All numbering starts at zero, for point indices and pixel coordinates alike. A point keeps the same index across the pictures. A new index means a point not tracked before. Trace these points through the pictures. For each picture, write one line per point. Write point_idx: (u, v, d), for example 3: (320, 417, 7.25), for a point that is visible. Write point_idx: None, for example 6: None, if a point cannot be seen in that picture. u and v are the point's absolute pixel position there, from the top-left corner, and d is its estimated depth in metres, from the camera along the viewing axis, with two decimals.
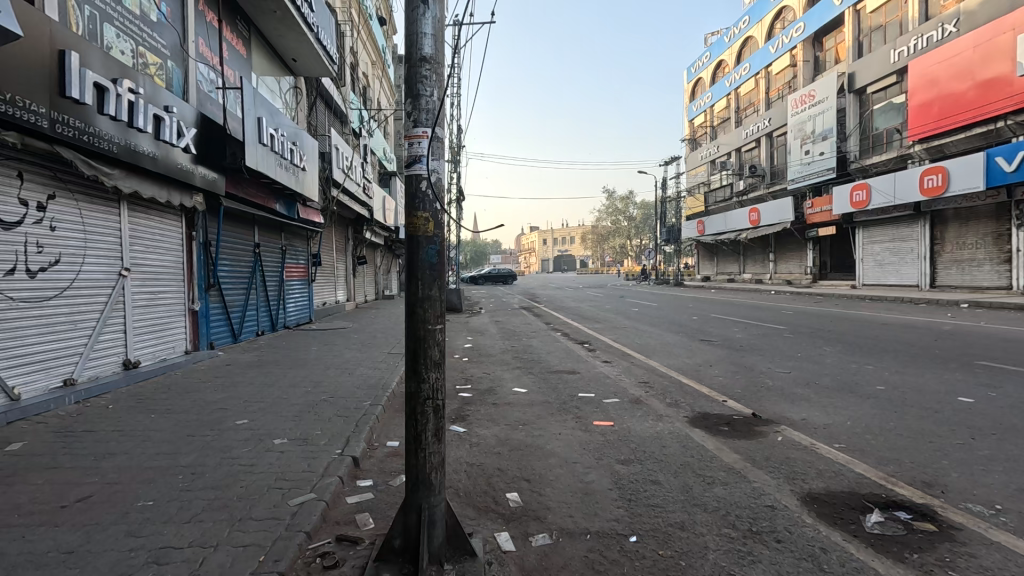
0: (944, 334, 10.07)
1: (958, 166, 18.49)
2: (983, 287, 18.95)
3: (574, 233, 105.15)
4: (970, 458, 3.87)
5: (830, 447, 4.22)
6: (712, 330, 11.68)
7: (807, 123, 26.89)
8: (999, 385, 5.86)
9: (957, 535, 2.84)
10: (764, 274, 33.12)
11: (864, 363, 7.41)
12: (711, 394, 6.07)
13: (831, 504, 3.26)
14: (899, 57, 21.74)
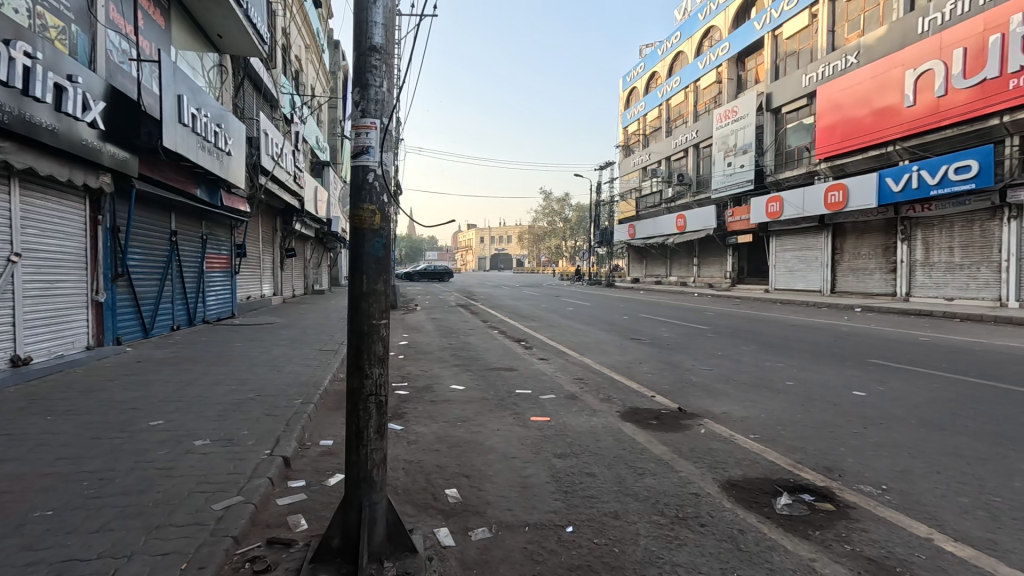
0: (843, 335, 11.16)
1: (856, 184, 20.55)
2: (874, 293, 21.20)
3: (511, 232, 105.99)
4: (862, 445, 4.35)
5: (746, 438, 4.57)
6: (642, 329, 12.24)
7: (730, 137, 28.77)
8: (886, 380, 6.61)
9: (851, 513, 3.19)
10: (688, 277, 35.08)
11: (776, 361, 8.07)
12: (641, 390, 6.38)
13: (748, 490, 3.54)
14: (810, 82, 23.78)
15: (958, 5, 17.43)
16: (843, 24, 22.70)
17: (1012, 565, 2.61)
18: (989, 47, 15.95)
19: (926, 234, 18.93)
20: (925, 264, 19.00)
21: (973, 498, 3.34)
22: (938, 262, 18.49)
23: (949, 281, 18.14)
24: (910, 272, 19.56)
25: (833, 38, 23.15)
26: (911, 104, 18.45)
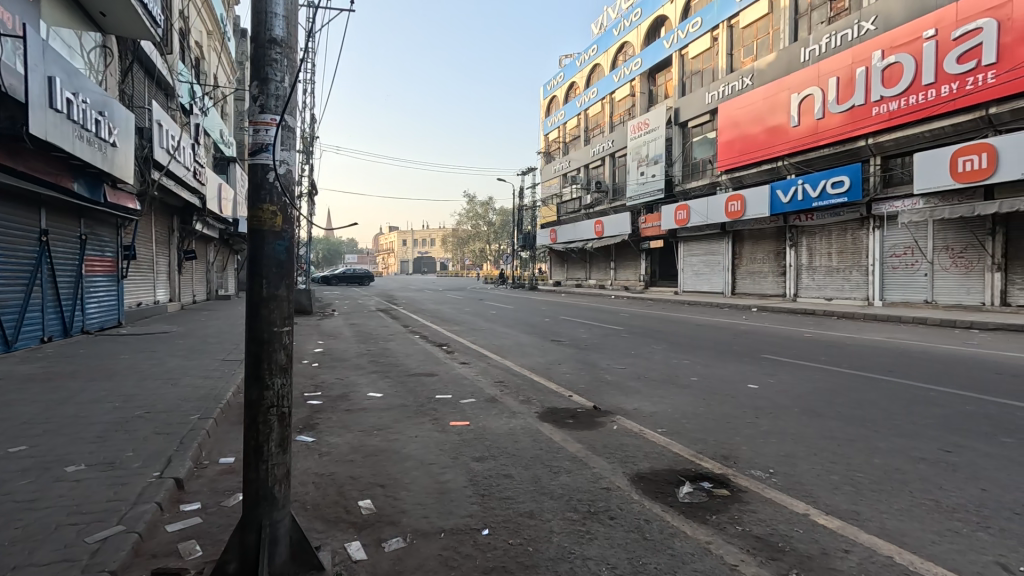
0: (741, 333, 12.20)
1: (752, 195, 22.54)
2: (767, 294, 23.33)
3: (434, 236, 104.78)
4: (754, 433, 4.77)
5: (655, 432, 4.84)
6: (562, 330, 12.57)
7: (643, 148, 30.42)
8: (776, 373, 7.31)
9: (743, 496, 3.48)
10: (606, 280, 36.59)
11: (683, 358, 8.65)
12: (559, 390, 6.56)
13: (654, 481, 3.76)
14: (712, 100, 25.75)
15: (833, 39, 19.69)
16: (739, 48, 24.83)
17: (871, 532, 2.98)
18: (857, 77, 18.20)
19: (809, 241, 21.16)
20: (809, 268, 21.22)
21: (843, 475, 3.78)
22: (820, 266, 20.74)
23: (829, 283, 20.38)
24: (797, 275, 21.77)
25: (731, 60, 25.26)
26: (796, 125, 20.58)
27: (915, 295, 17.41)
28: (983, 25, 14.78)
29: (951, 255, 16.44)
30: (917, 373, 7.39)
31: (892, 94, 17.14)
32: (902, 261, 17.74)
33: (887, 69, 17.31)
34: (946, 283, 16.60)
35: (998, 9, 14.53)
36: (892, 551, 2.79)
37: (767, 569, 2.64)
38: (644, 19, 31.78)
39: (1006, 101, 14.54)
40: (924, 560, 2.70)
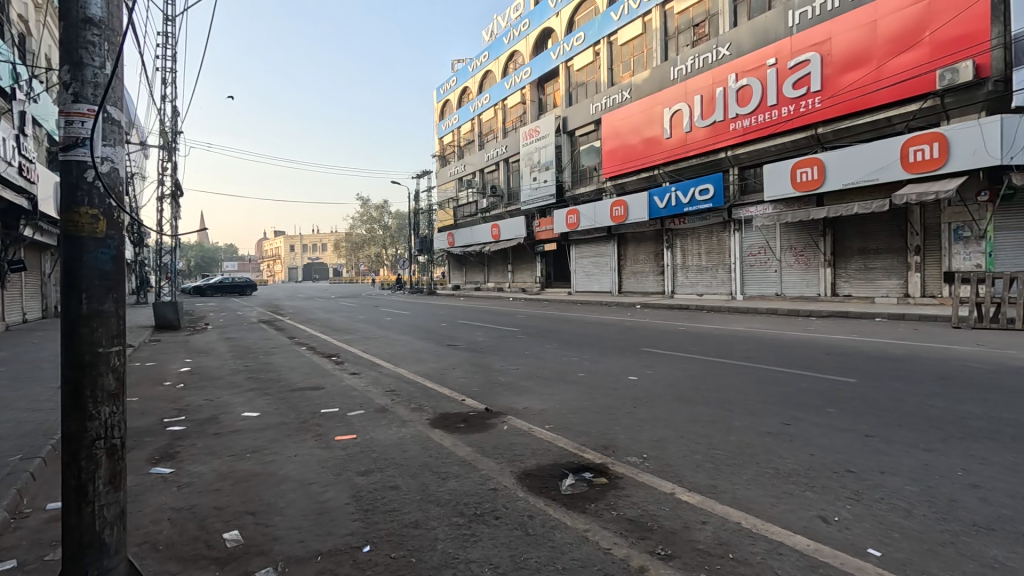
0: (626, 329, 13.08)
1: (633, 200, 24.28)
2: (649, 292, 25.28)
3: (325, 241, 99.30)
4: (632, 422, 5.11)
5: (542, 429, 5.01)
6: (458, 335, 12.53)
7: (534, 154, 31.45)
8: (653, 364, 7.95)
9: (619, 482, 3.72)
10: (504, 282, 37.25)
11: (572, 355, 9.08)
12: (452, 395, 6.54)
13: (539, 476, 3.88)
14: (596, 111, 27.37)
15: (696, 60, 21.88)
16: (618, 64, 26.67)
17: (725, 503, 3.33)
18: (717, 96, 20.44)
19: (683, 242, 23.26)
20: (683, 267, 23.34)
21: (704, 454, 4.19)
22: (692, 265, 22.92)
23: (700, 280, 22.58)
24: (673, 273, 23.83)
25: (612, 75, 27.06)
26: (669, 137, 22.60)
27: (768, 289, 19.90)
28: (811, 57, 17.35)
29: (794, 254, 19.05)
30: (767, 358, 8.46)
31: (745, 112, 19.49)
32: (757, 259, 20.19)
33: (740, 90, 19.64)
34: (791, 278, 19.20)
35: (821, 45, 17.14)
36: (740, 517, 3.14)
37: (637, 548, 2.84)
38: (532, 30, 32.92)
39: (830, 123, 17.20)
40: (766, 522, 3.07)
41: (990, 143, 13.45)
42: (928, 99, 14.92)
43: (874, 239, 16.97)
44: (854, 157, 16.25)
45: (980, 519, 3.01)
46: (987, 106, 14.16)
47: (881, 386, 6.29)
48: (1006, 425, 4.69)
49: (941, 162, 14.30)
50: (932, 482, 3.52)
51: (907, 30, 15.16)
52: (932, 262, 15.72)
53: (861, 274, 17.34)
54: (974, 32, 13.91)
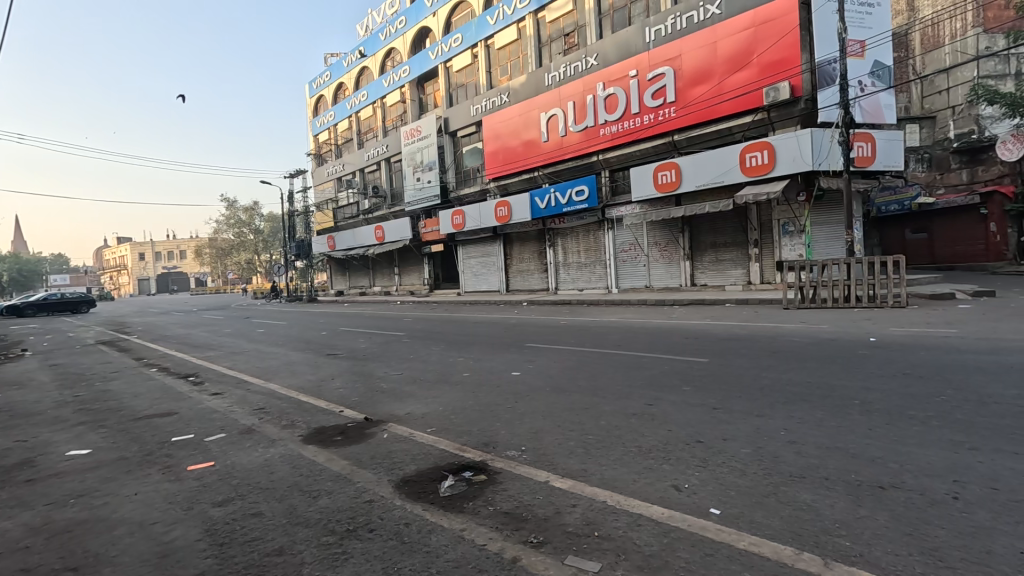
0: (513, 326, 13.40)
1: (516, 201, 24.95)
2: (535, 289, 26.17)
3: (184, 246, 88.35)
4: (512, 417, 5.23)
5: (424, 433, 4.92)
6: (339, 343, 11.89)
7: (417, 154, 30.90)
8: (535, 359, 8.24)
9: (498, 478, 3.77)
10: (391, 286, 36.17)
11: (458, 356, 9.08)
12: (329, 407, 6.17)
13: (418, 482, 3.80)
14: (476, 112, 27.65)
15: (568, 68, 23.06)
16: (496, 67, 27.25)
17: (594, 484, 3.54)
18: (588, 103, 21.79)
19: (563, 241, 24.39)
20: (565, 264, 24.50)
21: (577, 440, 4.42)
22: (572, 262, 24.15)
23: (580, 276, 23.88)
24: (556, 271, 24.92)
25: (490, 78, 27.57)
26: (546, 140, 23.64)
27: (639, 282, 21.68)
28: (665, 71, 19.18)
29: (659, 249, 20.95)
30: (637, 345, 9.19)
31: (612, 119, 21.04)
32: (629, 254, 21.88)
33: (608, 98, 21.13)
34: (658, 271, 21.10)
35: (674, 60, 19.01)
36: (606, 496, 3.36)
37: (511, 540, 2.91)
38: (409, 28, 32.29)
39: (683, 131, 19.22)
40: (628, 497, 3.32)
41: (805, 151, 15.99)
42: (758, 113, 17.32)
43: (722, 234, 19.27)
44: (704, 162, 18.28)
45: (796, 470, 3.55)
46: (801, 121, 16.85)
47: (727, 363, 7.16)
48: (817, 387, 5.61)
49: (770, 167, 16.67)
50: (761, 443, 4.07)
51: (739, 52, 17.40)
52: (767, 253, 18.26)
53: (714, 265, 19.58)
54: (790, 57, 16.38)
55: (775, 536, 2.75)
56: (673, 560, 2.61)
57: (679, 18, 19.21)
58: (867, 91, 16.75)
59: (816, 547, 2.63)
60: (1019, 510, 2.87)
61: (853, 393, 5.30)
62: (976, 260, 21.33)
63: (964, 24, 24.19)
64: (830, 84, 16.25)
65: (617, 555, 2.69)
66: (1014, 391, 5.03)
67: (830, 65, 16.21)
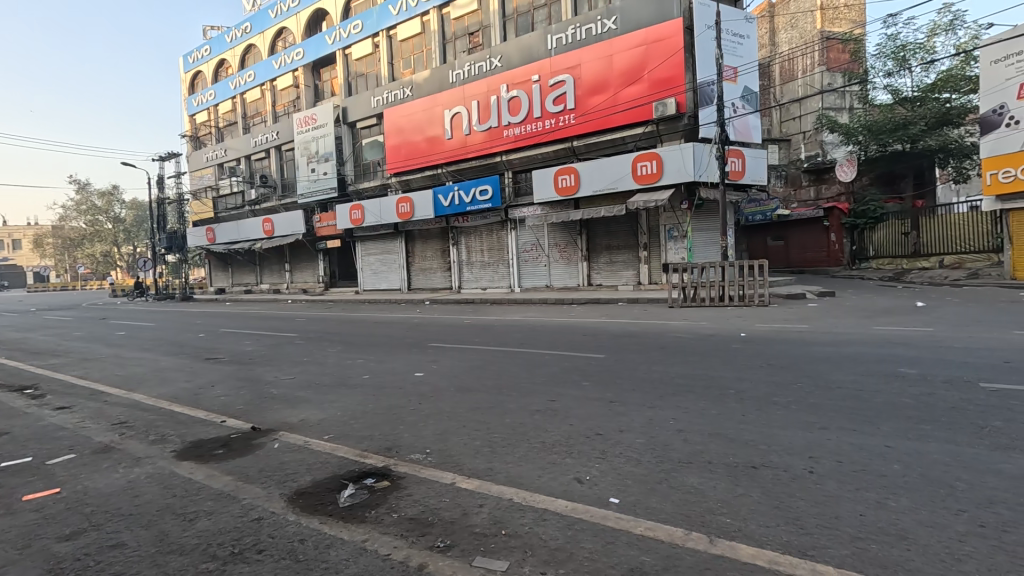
0: (416, 326, 13.06)
1: (418, 198, 24.45)
2: (437, 287, 25.84)
3: (17, 235, 74.79)
4: (416, 419, 5.09)
5: (321, 441, 4.61)
6: (220, 346, 10.79)
7: (311, 143, 28.93)
8: (439, 359, 8.12)
9: (402, 483, 3.64)
10: (281, 284, 33.62)
11: (357, 357, 8.64)
12: (209, 418, 5.56)
13: (314, 494, 3.54)
14: (377, 104, 26.61)
15: (472, 67, 23.06)
16: (399, 60, 26.51)
17: (500, 483, 3.55)
18: (492, 104, 21.99)
19: (466, 239, 24.34)
20: (468, 263, 24.46)
21: (483, 440, 4.40)
22: (475, 261, 24.19)
23: (483, 275, 23.98)
24: (459, 269, 24.78)
25: (393, 70, 26.74)
26: (450, 138, 23.47)
27: (540, 281, 22.31)
28: (565, 79, 19.95)
29: (559, 250, 21.73)
30: (538, 343, 9.41)
31: (515, 121, 21.44)
32: (530, 254, 22.42)
33: (511, 100, 21.49)
34: (558, 271, 21.87)
35: (573, 69, 19.83)
36: (512, 493, 3.39)
37: (417, 546, 2.81)
38: (303, 8, 30.25)
39: (582, 137, 20.14)
40: (533, 493, 3.37)
41: (688, 163, 17.50)
42: (648, 125, 18.65)
43: (616, 238, 20.46)
44: (600, 168, 19.28)
45: (683, 456, 3.86)
46: (685, 135, 18.42)
47: (622, 358, 7.60)
48: (700, 379, 6.17)
49: (658, 176, 18.03)
50: (654, 433, 4.36)
51: (632, 67, 18.61)
52: (655, 256, 19.72)
53: (609, 266, 20.73)
54: (676, 76, 17.85)
55: (668, 519, 2.96)
56: (577, 551, 2.69)
57: (579, 29, 20.06)
58: (739, 113, 18.81)
59: (703, 526, 2.87)
60: (858, 479, 3.37)
61: (728, 383, 5.90)
62: (820, 265, 24.88)
63: (812, 61, 28.05)
64: (709, 103, 18.00)
65: (524, 551, 2.72)
66: (851, 377, 5.94)
67: (710, 86, 17.94)
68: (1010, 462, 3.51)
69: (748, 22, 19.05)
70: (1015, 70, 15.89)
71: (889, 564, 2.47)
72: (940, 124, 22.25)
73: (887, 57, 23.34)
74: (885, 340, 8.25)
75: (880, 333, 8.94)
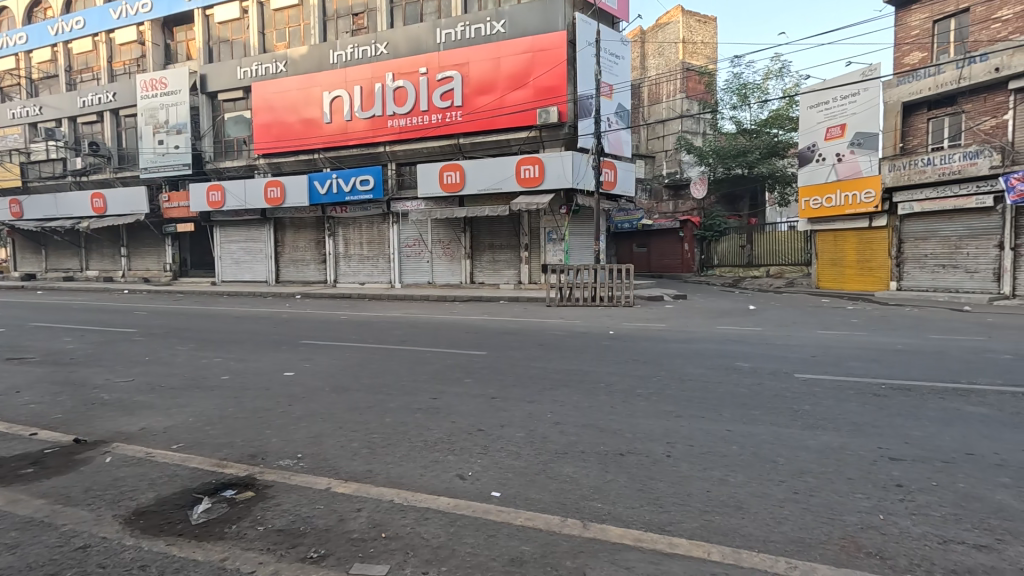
0: (283, 321, 12.04)
1: (291, 183, 22.58)
2: (309, 281, 24.11)
3: None
4: (285, 422, 4.70)
5: (167, 451, 4.04)
6: (27, 344, 8.89)
7: (159, 111, 25.13)
8: (311, 357, 7.59)
9: (268, 492, 3.33)
10: (114, 271, 28.81)
11: (213, 356, 7.71)
12: (13, 431, 4.56)
13: (159, 512, 3.09)
14: (244, 76, 24.01)
15: (355, 50, 21.91)
16: (271, 31, 24.25)
17: (379, 484, 3.43)
18: (376, 92, 21.12)
19: (344, 231, 23.07)
20: (345, 256, 23.19)
21: (361, 440, 4.22)
22: (353, 254, 23.03)
23: (361, 270, 22.92)
24: (335, 262, 23.40)
25: (264, 41, 24.37)
26: (329, 122, 22.06)
27: (422, 278, 21.95)
28: (453, 75, 19.88)
29: (442, 247, 21.59)
30: (420, 340, 9.26)
31: (401, 112, 20.83)
32: (412, 250, 21.96)
33: (396, 90, 20.84)
34: (440, 268, 21.72)
35: (461, 67, 19.83)
36: (392, 494, 3.29)
37: (286, 560, 2.60)
38: None
39: (467, 136, 20.21)
40: (414, 492, 3.31)
41: (568, 171, 18.48)
42: (532, 130, 19.32)
43: (499, 237, 20.91)
44: (486, 167, 19.52)
45: (560, 446, 4.08)
46: (565, 143, 19.43)
47: (503, 355, 7.79)
48: (573, 373, 6.55)
49: (540, 181, 18.78)
50: (533, 426, 4.54)
51: (519, 73, 19.16)
52: (535, 257, 20.53)
53: (491, 265, 21.11)
54: (558, 86, 18.74)
55: (545, 508, 3.10)
56: (460, 546, 2.70)
57: (468, 28, 20.11)
58: (613, 128, 20.31)
59: (577, 512, 3.06)
60: (705, 459, 3.84)
61: (600, 377, 6.36)
62: (675, 271, 27.90)
63: (674, 88, 31.37)
64: (588, 115, 19.09)
65: (406, 553, 2.66)
66: (700, 370, 6.78)
67: (588, 100, 19.13)
68: (814, 438, 4.26)
69: (623, 45, 20.65)
70: (823, 116, 19.29)
71: (728, 531, 2.85)
72: (770, 154, 26.27)
73: (733, 93, 26.90)
74: (726, 337, 9.52)
75: (721, 332, 10.29)
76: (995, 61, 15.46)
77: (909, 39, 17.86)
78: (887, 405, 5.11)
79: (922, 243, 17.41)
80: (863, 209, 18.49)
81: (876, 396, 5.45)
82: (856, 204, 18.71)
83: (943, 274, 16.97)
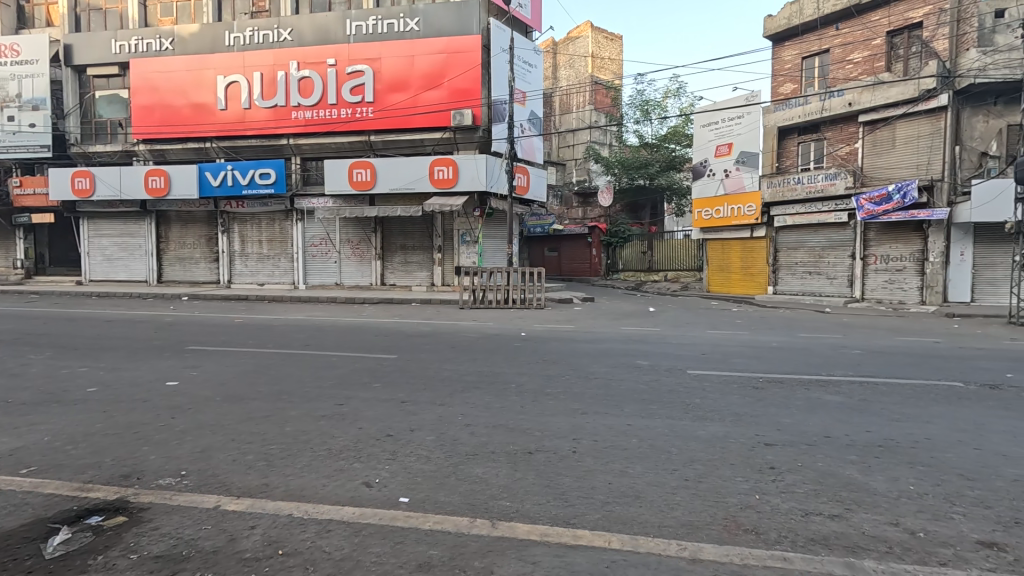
0: (165, 325, 10.83)
1: (177, 172, 20.49)
2: (199, 281, 21.96)
3: None
4: (167, 437, 4.25)
5: (13, 478, 3.46)
6: None
7: (9, 82, 21.58)
8: (199, 364, 6.92)
9: (144, 516, 2.98)
10: None
11: (77, 366, 6.74)
12: None
13: (1, 549, 2.65)
14: (120, 50, 21.39)
15: (255, 34, 20.41)
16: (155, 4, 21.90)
17: (276, 498, 3.21)
18: (279, 80, 19.82)
19: (240, 227, 21.34)
20: (241, 254, 21.44)
21: (257, 452, 3.93)
22: (251, 253, 21.35)
23: (260, 269, 21.33)
24: (230, 261, 21.56)
25: (145, 13, 21.90)
26: (223, 109, 20.31)
27: (328, 279, 20.88)
28: (364, 69, 19.23)
29: (351, 247, 20.70)
30: (325, 344, 8.80)
31: (306, 103, 19.71)
32: (318, 249, 20.82)
33: (302, 80, 19.71)
34: (349, 268, 20.82)
35: (373, 62, 19.26)
36: (291, 508, 3.09)
37: None
38: None
39: (379, 133, 19.60)
40: (316, 504, 3.14)
41: (481, 174, 18.60)
42: (446, 131, 19.21)
43: (411, 238, 20.49)
44: (397, 166, 19.06)
45: (470, 448, 4.08)
46: (479, 147, 19.53)
47: (415, 358, 7.64)
48: (485, 375, 6.59)
49: (454, 182, 18.71)
50: (443, 429, 4.49)
51: (433, 73, 18.99)
52: (448, 258, 20.42)
53: (403, 266, 20.63)
54: (473, 89, 18.86)
55: (454, 510, 3.08)
56: (365, 557, 2.60)
57: (380, 22, 19.54)
58: (526, 134, 20.76)
59: (486, 512, 3.07)
60: (607, 453, 4.04)
61: (510, 379, 6.44)
62: (584, 275, 28.99)
63: (583, 99, 32.79)
64: (501, 120, 19.33)
65: (306, 568, 2.51)
66: (604, 368, 7.13)
67: (502, 105, 19.36)
68: (703, 428, 4.65)
69: (536, 54, 21.20)
70: (713, 135, 21.20)
71: (627, 520, 3.03)
72: (668, 168, 28.63)
73: (636, 108, 28.69)
74: (630, 338, 10.09)
75: (625, 332, 10.89)
76: (849, 96, 17.92)
77: (783, 71, 20.15)
78: (764, 397, 5.72)
79: (793, 252, 19.69)
80: (745, 221, 20.55)
81: (755, 389, 6.08)
82: (740, 216, 20.76)
83: (810, 280, 19.32)
